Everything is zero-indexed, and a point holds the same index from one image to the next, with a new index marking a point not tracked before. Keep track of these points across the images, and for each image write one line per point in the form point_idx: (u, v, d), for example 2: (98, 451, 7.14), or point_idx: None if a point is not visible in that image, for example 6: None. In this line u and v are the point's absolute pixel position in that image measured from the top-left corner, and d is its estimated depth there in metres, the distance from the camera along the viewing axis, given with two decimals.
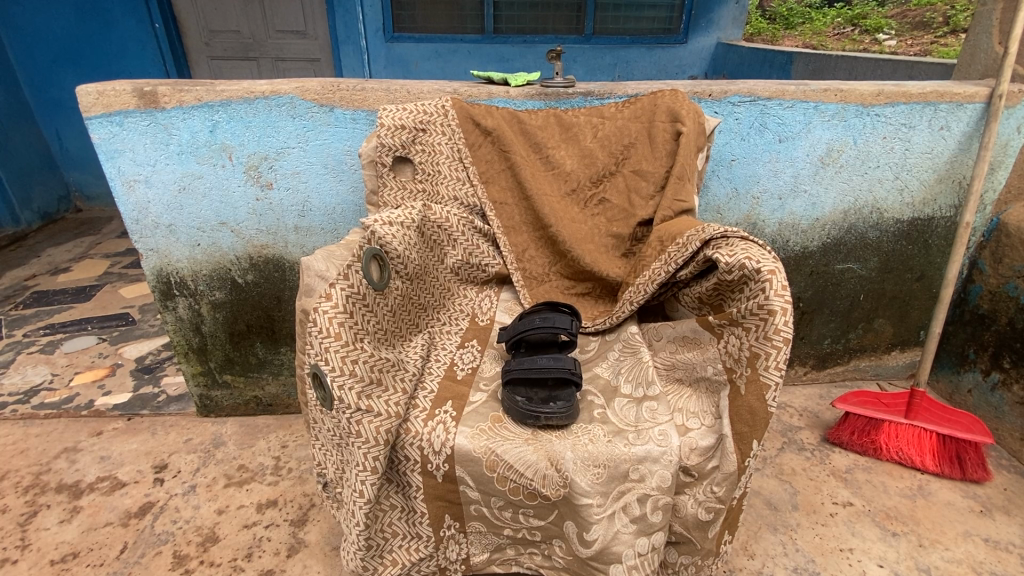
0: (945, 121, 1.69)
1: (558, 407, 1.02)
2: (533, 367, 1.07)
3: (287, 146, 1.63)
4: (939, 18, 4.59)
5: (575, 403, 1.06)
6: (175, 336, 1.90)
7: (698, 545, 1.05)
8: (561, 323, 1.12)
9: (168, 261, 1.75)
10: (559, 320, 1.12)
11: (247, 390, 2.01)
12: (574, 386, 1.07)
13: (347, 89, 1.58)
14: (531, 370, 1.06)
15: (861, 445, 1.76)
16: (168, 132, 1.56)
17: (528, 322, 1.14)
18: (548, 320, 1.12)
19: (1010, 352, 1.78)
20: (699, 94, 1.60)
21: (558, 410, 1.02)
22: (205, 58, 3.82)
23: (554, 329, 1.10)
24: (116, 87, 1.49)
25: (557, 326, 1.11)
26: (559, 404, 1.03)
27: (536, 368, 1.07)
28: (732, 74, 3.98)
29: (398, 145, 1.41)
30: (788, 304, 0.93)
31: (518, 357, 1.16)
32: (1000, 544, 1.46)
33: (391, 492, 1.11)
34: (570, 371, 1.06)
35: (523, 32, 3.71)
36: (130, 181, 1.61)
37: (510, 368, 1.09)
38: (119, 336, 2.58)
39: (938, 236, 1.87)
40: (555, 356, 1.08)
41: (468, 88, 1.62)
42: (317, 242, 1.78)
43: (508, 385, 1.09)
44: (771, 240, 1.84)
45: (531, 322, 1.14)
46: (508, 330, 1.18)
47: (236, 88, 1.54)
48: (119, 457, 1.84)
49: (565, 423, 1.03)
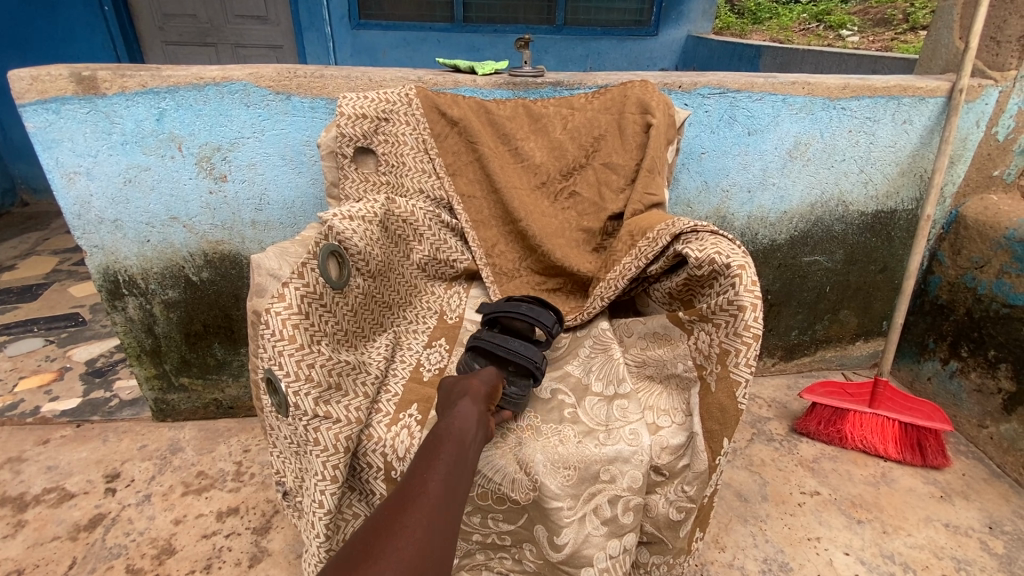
0: (908, 115, 1.71)
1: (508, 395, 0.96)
2: (500, 344, 1.01)
3: (241, 137, 1.54)
4: (899, 16, 4.74)
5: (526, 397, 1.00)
6: (125, 338, 1.79)
7: (669, 544, 1.04)
8: (543, 319, 1.08)
9: (116, 259, 1.64)
10: (541, 314, 1.09)
11: (207, 393, 1.92)
12: (532, 381, 1.00)
13: (305, 75, 1.50)
14: (500, 347, 1.00)
15: (828, 435, 1.79)
16: (110, 121, 1.45)
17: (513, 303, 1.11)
18: (529, 309, 1.08)
19: (968, 341, 1.83)
20: (669, 86, 1.58)
21: (510, 396, 0.97)
22: (159, 43, 3.61)
23: (535, 321, 1.06)
24: (52, 72, 1.38)
25: (539, 318, 1.07)
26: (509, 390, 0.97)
27: (503, 345, 1.01)
28: (703, 68, 3.99)
29: (360, 135, 1.34)
30: (758, 299, 0.92)
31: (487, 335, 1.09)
32: (960, 529, 1.51)
33: (354, 500, 1.07)
34: (534, 365, 0.99)
35: (494, 21, 3.65)
36: (69, 174, 1.50)
37: (479, 338, 1.03)
38: (68, 338, 2.43)
39: (900, 228, 1.91)
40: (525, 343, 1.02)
41: (434, 76, 1.56)
42: (277, 238, 1.70)
43: (471, 352, 1.04)
44: (740, 233, 1.84)
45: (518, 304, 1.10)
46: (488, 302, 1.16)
47: (185, 74, 1.45)
48: (67, 467, 1.73)
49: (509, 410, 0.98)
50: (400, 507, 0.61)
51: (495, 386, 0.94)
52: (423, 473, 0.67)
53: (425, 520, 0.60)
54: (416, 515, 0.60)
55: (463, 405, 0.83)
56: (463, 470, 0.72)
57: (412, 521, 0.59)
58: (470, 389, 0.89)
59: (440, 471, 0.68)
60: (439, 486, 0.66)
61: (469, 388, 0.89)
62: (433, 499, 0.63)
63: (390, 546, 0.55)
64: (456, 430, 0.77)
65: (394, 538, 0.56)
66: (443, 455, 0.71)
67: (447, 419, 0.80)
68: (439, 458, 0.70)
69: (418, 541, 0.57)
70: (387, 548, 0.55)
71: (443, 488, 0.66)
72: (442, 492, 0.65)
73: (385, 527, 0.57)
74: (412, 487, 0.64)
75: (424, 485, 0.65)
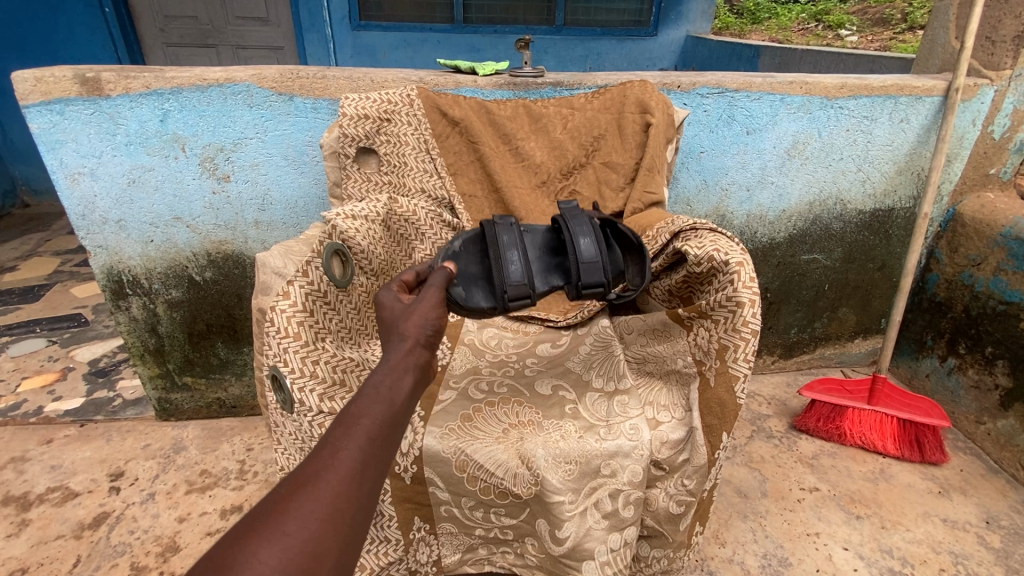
0: (905, 114, 1.73)
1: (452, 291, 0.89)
2: (494, 243, 0.93)
3: (244, 137, 1.55)
4: (898, 15, 4.75)
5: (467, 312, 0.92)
6: (129, 338, 1.80)
7: (669, 538, 1.05)
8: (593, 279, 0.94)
9: (120, 259, 1.65)
10: (588, 266, 0.91)
11: (210, 393, 1.94)
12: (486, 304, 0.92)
13: (307, 76, 1.52)
14: (504, 254, 0.92)
15: (827, 431, 1.80)
16: (114, 122, 1.47)
17: (581, 225, 0.95)
18: (583, 248, 0.92)
19: (966, 338, 1.85)
20: (668, 86, 1.59)
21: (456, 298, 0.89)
22: (160, 44, 3.62)
23: (575, 267, 0.91)
24: (56, 73, 1.39)
25: (581, 269, 0.91)
26: (457, 290, 0.90)
27: (497, 245, 0.93)
28: (702, 68, 4.01)
29: (362, 135, 1.35)
30: (756, 295, 0.93)
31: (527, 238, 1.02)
32: (958, 524, 1.52)
33: None
34: (501, 301, 0.90)
35: (494, 22, 3.67)
36: (74, 174, 1.51)
37: (492, 225, 0.95)
38: (71, 338, 2.45)
39: (898, 226, 1.92)
40: (522, 263, 0.91)
41: (435, 77, 1.57)
42: (280, 238, 1.71)
43: (475, 234, 0.99)
44: (739, 231, 1.85)
45: (582, 231, 0.94)
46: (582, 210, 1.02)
47: (189, 76, 1.46)
48: (71, 466, 1.74)
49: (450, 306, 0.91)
50: (298, 489, 0.49)
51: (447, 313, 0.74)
52: (340, 437, 0.55)
53: (329, 511, 0.49)
54: (314, 492, 0.49)
55: (405, 347, 0.67)
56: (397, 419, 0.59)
57: (310, 512, 0.48)
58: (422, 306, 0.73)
59: (361, 434, 0.55)
60: (359, 461, 0.53)
61: (410, 322, 0.70)
62: (347, 480, 0.52)
63: (264, 551, 0.44)
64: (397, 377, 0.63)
65: (278, 527, 0.46)
66: (371, 412, 0.58)
67: (381, 364, 0.64)
68: (362, 418, 0.57)
69: (312, 541, 0.46)
70: (262, 547, 0.44)
71: (364, 462, 0.53)
72: (361, 468, 0.53)
73: (267, 521, 0.46)
74: (317, 462, 0.52)
75: (335, 460, 0.52)
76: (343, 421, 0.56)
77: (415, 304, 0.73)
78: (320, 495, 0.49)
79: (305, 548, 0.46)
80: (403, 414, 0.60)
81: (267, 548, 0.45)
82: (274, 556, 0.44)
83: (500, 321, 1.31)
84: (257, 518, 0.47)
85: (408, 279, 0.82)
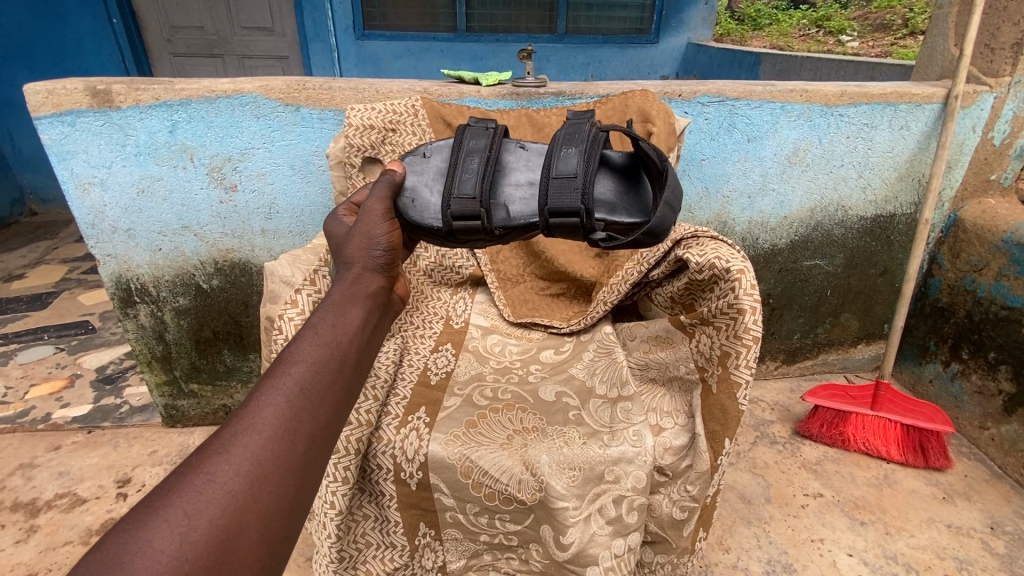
0: (905, 120, 1.74)
1: (401, 198, 0.90)
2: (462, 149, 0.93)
3: (251, 147, 1.58)
4: (898, 21, 4.78)
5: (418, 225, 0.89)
6: (137, 345, 1.82)
7: (673, 544, 1.05)
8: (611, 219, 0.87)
9: (128, 267, 1.68)
10: (560, 182, 0.85)
11: (215, 399, 1.95)
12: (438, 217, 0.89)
13: (314, 87, 1.54)
14: (464, 164, 0.90)
15: (830, 437, 1.80)
16: (124, 132, 1.49)
17: (579, 139, 0.88)
18: (564, 162, 0.86)
19: (969, 343, 1.85)
20: (669, 95, 1.61)
21: (408, 206, 0.89)
22: (167, 55, 3.67)
23: (547, 184, 0.86)
24: (67, 86, 1.42)
25: (550, 186, 0.85)
26: (408, 197, 0.89)
27: (462, 150, 0.92)
28: (703, 75, 4.03)
29: (367, 145, 1.37)
30: (757, 302, 0.94)
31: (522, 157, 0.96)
32: (962, 530, 1.52)
33: (365, 501, 1.10)
34: (450, 216, 0.87)
35: (496, 31, 3.71)
36: (84, 184, 1.53)
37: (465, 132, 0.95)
38: (79, 345, 2.47)
39: (900, 232, 1.93)
40: (479, 173, 0.89)
41: (439, 88, 1.60)
42: (285, 246, 1.73)
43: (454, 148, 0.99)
44: (740, 238, 1.87)
45: (572, 145, 0.88)
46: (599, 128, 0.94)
47: (197, 87, 1.49)
48: (78, 472, 1.76)
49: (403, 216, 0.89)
50: (205, 464, 0.52)
51: (392, 224, 0.81)
52: (254, 407, 0.57)
53: (239, 485, 0.52)
54: (233, 451, 0.53)
55: (344, 306, 0.71)
56: (329, 374, 0.63)
57: (215, 488, 0.51)
58: (363, 236, 0.79)
59: (289, 391, 0.59)
60: (273, 430, 0.56)
61: (352, 248, 0.78)
62: (259, 449, 0.54)
63: (180, 508, 0.49)
64: (322, 343, 0.65)
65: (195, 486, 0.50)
66: (288, 379, 0.60)
67: (315, 318, 0.68)
68: (291, 374, 0.61)
69: (217, 519, 0.49)
70: (178, 505, 0.49)
71: (279, 430, 0.56)
72: (274, 437, 0.55)
73: (186, 480, 0.51)
74: (243, 421, 0.56)
75: (247, 430, 0.55)
76: (259, 390, 0.59)
77: (355, 227, 0.81)
78: (229, 468, 0.52)
79: (211, 526, 0.49)
80: (329, 375, 0.63)
81: (166, 529, 0.48)
82: (173, 538, 0.47)
83: (503, 326, 1.30)
84: (161, 499, 0.50)
85: (358, 200, 0.90)
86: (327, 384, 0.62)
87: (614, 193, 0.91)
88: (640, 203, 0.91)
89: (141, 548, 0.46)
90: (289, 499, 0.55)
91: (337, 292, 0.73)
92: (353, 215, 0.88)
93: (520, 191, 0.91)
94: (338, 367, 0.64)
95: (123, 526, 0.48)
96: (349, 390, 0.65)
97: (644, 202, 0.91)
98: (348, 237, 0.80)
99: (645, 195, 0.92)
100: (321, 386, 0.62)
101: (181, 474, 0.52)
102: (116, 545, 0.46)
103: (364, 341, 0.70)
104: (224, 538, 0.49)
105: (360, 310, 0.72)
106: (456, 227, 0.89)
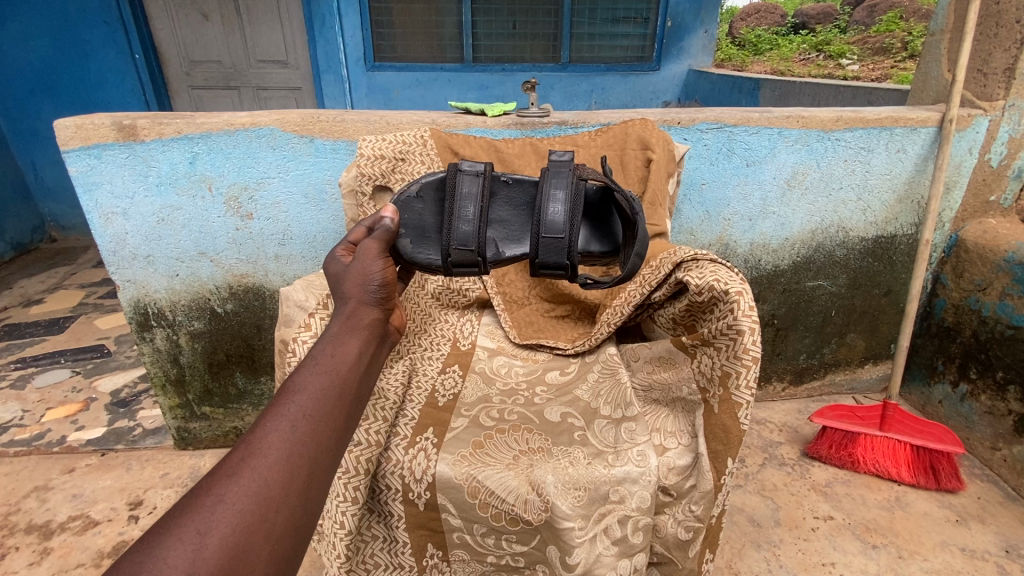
0: (901, 144, 1.78)
1: (398, 244, 0.95)
2: (454, 192, 0.95)
3: (266, 177, 1.64)
4: (897, 44, 4.84)
5: (418, 267, 0.97)
6: (152, 369, 1.87)
7: (680, 565, 1.05)
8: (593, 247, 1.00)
9: (146, 292, 1.73)
10: (549, 241, 0.89)
11: (227, 422, 1.98)
12: (436, 262, 0.96)
13: (327, 120, 1.61)
14: (454, 213, 0.93)
15: (839, 459, 1.78)
16: (147, 164, 1.56)
17: (563, 189, 0.91)
18: (550, 217, 0.90)
19: (976, 363, 1.84)
20: (668, 122, 1.66)
21: (405, 251, 0.95)
22: (186, 87, 3.82)
23: (537, 240, 0.90)
24: (95, 121, 1.50)
25: (540, 244, 0.90)
26: (405, 243, 0.96)
27: (455, 196, 0.94)
28: (704, 101, 4.11)
29: (378, 174, 1.42)
30: (755, 323, 0.96)
31: (508, 192, 0.99)
32: (976, 553, 1.50)
33: (373, 522, 1.12)
34: (447, 265, 0.95)
35: (501, 60, 3.85)
36: (107, 214, 1.60)
37: (457, 172, 0.96)
38: (94, 368, 2.52)
39: (902, 253, 1.95)
40: (474, 223, 0.93)
41: (447, 119, 1.67)
42: (299, 270, 1.78)
43: (441, 180, 1.00)
44: (743, 260, 1.89)
45: (556, 196, 0.90)
46: (578, 164, 0.96)
47: (217, 121, 1.56)
48: (91, 494, 1.78)
49: (403, 258, 0.96)
50: (214, 487, 0.55)
51: (388, 260, 0.84)
52: (260, 433, 0.60)
53: (248, 505, 0.55)
54: (239, 477, 0.56)
55: (342, 340, 0.74)
56: (327, 403, 0.66)
57: (226, 508, 0.54)
58: (361, 275, 0.81)
59: (290, 418, 0.62)
60: (279, 454, 0.59)
61: (351, 284, 0.81)
62: (267, 471, 0.57)
63: (188, 530, 0.52)
64: (323, 372, 0.69)
65: (202, 511, 0.53)
66: (292, 405, 0.64)
67: (314, 353, 0.71)
68: (291, 402, 0.64)
69: (228, 537, 0.52)
70: (186, 527, 0.51)
71: (284, 454, 0.59)
72: (280, 460, 0.58)
73: (197, 502, 0.54)
74: (248, 447, 0.59)
75: (254, 454, 0.58)
76: (265, 417, 0.62)
77: (351, 265, 0.83)
78: (238, 490, 0.55)
79: (222, 544, 0.52)
80: (331, 401, 0.66)
81: (180, 547, 0.51)
82: (185, 556, 0.50)
83: (508, 347, 1.33)
84: (174, 520, 0.53)
85: (354, 238, 0.89)
86: (330, 409, 0.65)
87: (584, 229, 1.00)
88: (611, 239, 1.00)
89: (155, 566, 0.49)
90: (295, 520, 0.57)
91: (336, 324, 0.77)
92: (351, 254, 0.88)
93: (506, 231, 0.98)
94: (339, 394, 0.67)
95: (139, 545, 0.50)
96: (349, 417, 0.68)
97: (614, 236, 1.00)
98: (346, 273, 0.83)
99: (616, 230, 1.00)
100: (324, 411, 0.65)
101: (192, 496, 0.55)
102: (133, 562, 0.49)
103: (363, 369, 0.74)
104: (235, 556, 0.52)
105: (358, 341, 0.76)
106: (454, 273, 0.96)
